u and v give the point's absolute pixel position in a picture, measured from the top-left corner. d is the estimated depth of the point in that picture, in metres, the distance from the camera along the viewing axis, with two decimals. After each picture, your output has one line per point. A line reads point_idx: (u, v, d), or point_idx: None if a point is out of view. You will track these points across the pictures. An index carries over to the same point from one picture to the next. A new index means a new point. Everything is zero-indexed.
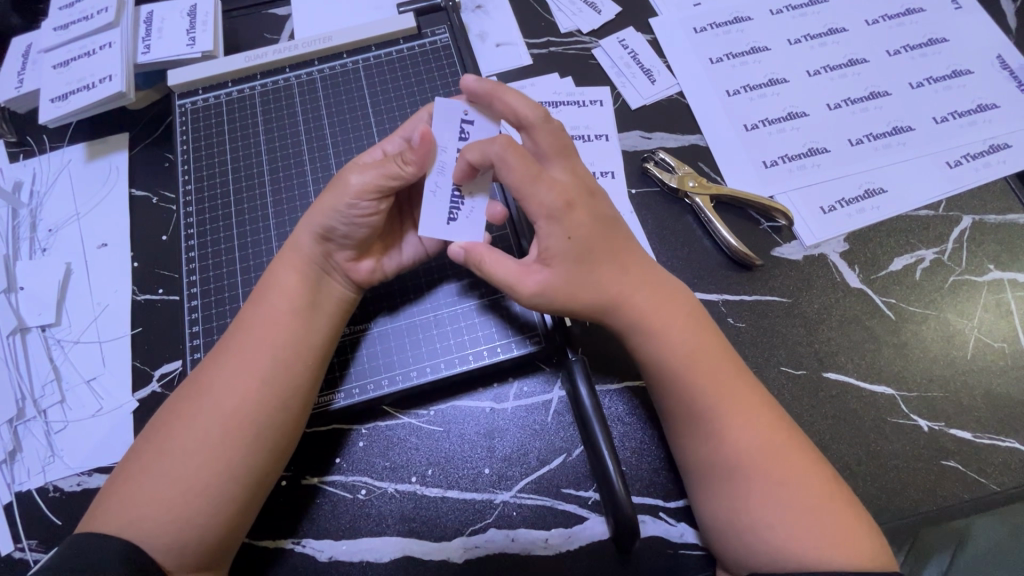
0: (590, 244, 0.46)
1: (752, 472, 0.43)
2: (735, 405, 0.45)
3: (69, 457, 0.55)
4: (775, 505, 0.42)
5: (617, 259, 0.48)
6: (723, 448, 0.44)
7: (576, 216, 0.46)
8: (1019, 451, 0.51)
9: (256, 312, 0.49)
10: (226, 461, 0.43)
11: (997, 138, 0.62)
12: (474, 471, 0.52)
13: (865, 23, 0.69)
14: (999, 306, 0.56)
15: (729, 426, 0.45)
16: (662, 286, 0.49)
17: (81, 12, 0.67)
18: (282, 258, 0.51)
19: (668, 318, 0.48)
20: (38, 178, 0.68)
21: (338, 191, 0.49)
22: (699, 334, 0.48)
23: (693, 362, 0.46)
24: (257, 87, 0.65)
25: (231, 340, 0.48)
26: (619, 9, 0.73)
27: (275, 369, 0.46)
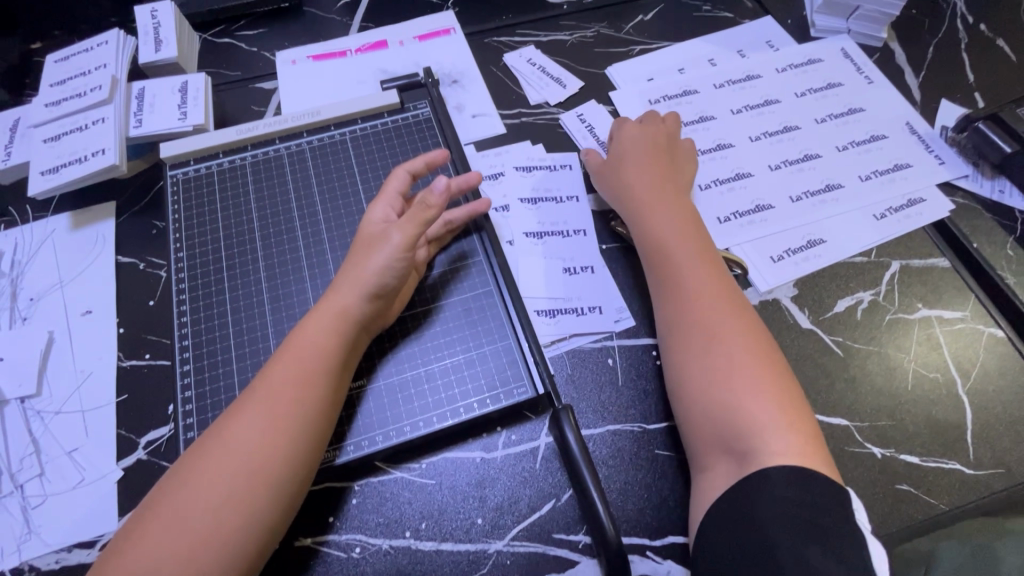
0: (645, 157, 0.68)
1: (710, 336, 0.54)
2: (706, 289, 0.57)
3: (46, 535, 0.53)
4: (725, 366, 0.52)
5: (653, 173, 0.67)
6: (700, 328, 0.55)
7: (646, 144, 0.70)
8: (961, 471, 0.57)
9: (285, 363, 0.51)
10: (248, 515, 0.46)
11: (913, 193, 0.72)
12: (467, 522, 0.54)
13: (794, 95, 0.80)
14: (930, 340, 0.63)
15: (700, 301, 0.56)
16: (673, 217, 0.63)
17: (75, 90, 0.70)
18: (319, 306, 0.54)
19: (677, 231, 0.62)
20: (20, 248, 0.69)
21: (383, 247, 0.55)
22: (693, 239, 0.61)
23: (690, 266, 0.59)
24: (248, 157, 0.69)
25: (259, 391, 0.50)
26: (581, 83, 0.81)
27: (303, 424, 0.49)
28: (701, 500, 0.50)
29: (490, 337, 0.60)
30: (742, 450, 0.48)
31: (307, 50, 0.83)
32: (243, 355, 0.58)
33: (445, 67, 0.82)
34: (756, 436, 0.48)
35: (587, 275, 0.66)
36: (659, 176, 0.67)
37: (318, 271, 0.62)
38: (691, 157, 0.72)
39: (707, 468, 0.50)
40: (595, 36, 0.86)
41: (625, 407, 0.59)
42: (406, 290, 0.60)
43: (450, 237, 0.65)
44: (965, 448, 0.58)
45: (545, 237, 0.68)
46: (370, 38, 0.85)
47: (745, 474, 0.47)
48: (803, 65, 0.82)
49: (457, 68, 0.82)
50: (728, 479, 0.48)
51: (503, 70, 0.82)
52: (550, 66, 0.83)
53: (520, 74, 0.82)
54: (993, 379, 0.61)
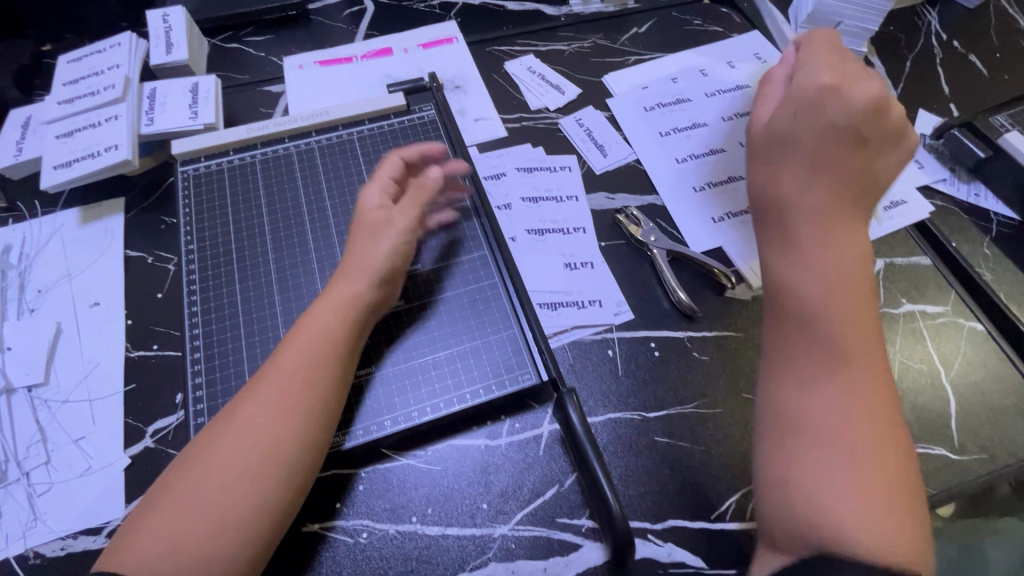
0: (812, 151, 0.58)
1: (841, 398, 0.48)
2: (850, 341, 0.50)
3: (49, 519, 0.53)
4: (840, 433, 0.47)
5: (806, 175, 0.58)
6: (824, 384, 0.49)
7: (815, 131, 0.59)
8: (946, 457, 0.59)
9: (292, 349, 0.52)
10: (260, 498, 0.46)
11: (896, 195, 0.76)
12: (473, 507, 0.55)
13: None
14: (914, 333, 0.66)
15: (841, 355, 0.49)
16: (819, 257, 0.54)
17: (87, 89, 0.72)
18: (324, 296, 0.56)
19: (830, 275, 0.52)
20: (29, 242, 0.70)
21: (388, 236, 0.59)
22: (848, 282, 0.52)
23: (839, 322, 0.50)
24: (257, 155, 0.71)
25: (267, 375, 0.51)
26: (579, 90, 0.85)
27: (309, 406, 0.50)
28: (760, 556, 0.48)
29: (496, 326, 0.62)
30: (812, 521, 0.44)
31: (314, 55, 0.86)
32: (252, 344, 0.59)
33: (448, 73, 0.85)
34: (831, 518, 0.44)
35: (587, 270, 0.69)
36: (801, 183, 0.57)
37: (327, 264, 0.63)
38: (861, 158, 0.58)
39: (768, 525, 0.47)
40: (592, 46, 0.90)
41: (625, 396, 0.61)
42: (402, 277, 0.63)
43: (455, 232, 0.67)
44: (950, 435, 0.60)
45: (546, 234, 0.71)
46: (375, 45, 0.88)
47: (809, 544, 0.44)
48: None
49: (460, 74, 0.85)
50: (795, 547, 0.45)
51: (504, 77, 0.86)
52: (549, 74, 0.86)
53: (520, 81, 0.85)
54: (975, 371, 0.64)
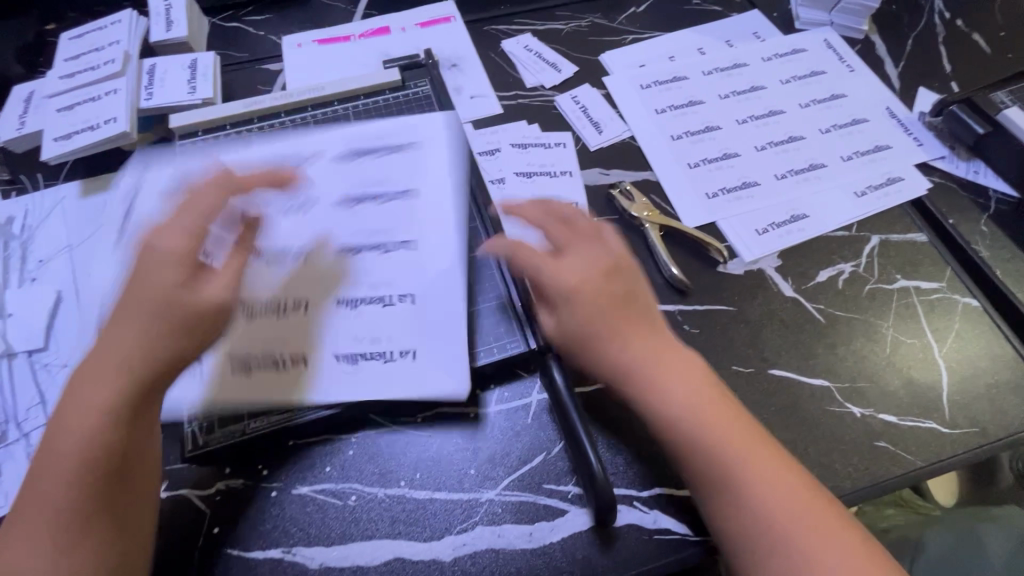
0: (614, 323, 0.50)
1: (772, 518, 0.45)
2: (748, 456, 0.47)
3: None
4: (799, 548, 0.44)
5: (672, 389, 0.49)
6: (761, 517, 0.45)
7: (609, 286, 0.52)
8: (937, 430, 0.59)
9: (48, 459, 0.43)
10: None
11: (892, 172, 0.75)
12: (461, 473, 0.56)
13: (780, 82, 0.83)
14: (907, 308, 0.66)
15: (753, 483, 0.46)
16: (689, 402, 0.48)
17: (88, 64, 0.74)
18: (117, 322, 0.46)
19: (696, 397, 0.49)
20: (32, 213, 0.71)
21: (172, 270, 0.47)
22: (713, 402, 0.49)
23: (721, 439, 0.47)
24: (254, 129, 0.72)
25: (28, 494, 0.44)
26: (575, 68, 0.85)
27: (76, 528, 0.43)
28: None
29: (485, 296, 0.62)
30: None
31: (312, 34, 0.87)
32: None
33: (444, 51, 0.86)
34: None
35: None
36: (709, 436, 0.47)
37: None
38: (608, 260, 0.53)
39: None
40: (589, 25, 0.90)
41: None
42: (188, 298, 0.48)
43: None
44: (941, 409, 0.60)
45: None
46: (373, 24, 0.88)
47: None
48: (788, 55, 0.86)
49: (456, 53, 0.85)
50: None
51: (500, 55, 0.86)
52: (545, 52, 0.86)
53: (516, 59, 0.85)
54: (967, 347, 0.64)
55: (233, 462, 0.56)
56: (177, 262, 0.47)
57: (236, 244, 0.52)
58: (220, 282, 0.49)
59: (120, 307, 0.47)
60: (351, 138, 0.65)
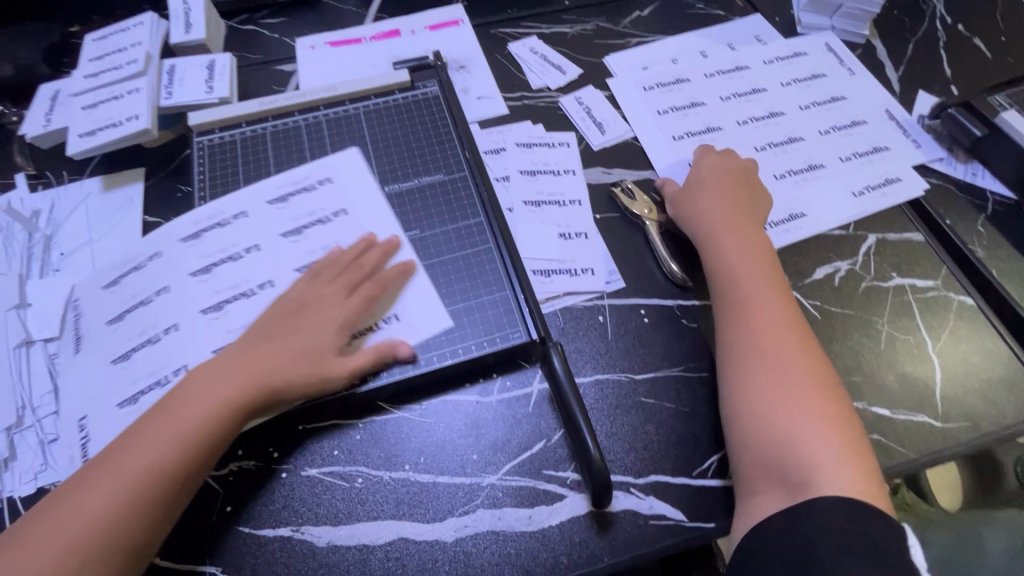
0: (728, 202, 0.68)
1: (783, 373, 0.55)
2: (779, 333, 0.57)
3: (68, 446, 0.56)
4: (790, 404, 0.53)
5: (742, 256, 0.64)
6: (776, 371, 0.55)
7: (734, 196, 0.69)
8: (930, 424, 0.60)
9: (200, 390, 0.53)
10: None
11: (890, 173, 0.76)
12: (463, 457, 0.58)
13: (780, 84, 0.85)
14: (902, 305, 0.67)
15: (775, 351, 0.56)
16: (744, 270, 0.62)
17: (111, 64, 0.77)
18: (268, 330, 0.58)
19: (759, 286, 0.61)
20: (57, 207, 0.74)
21: (330, 322, 0.58)
22: (776, 285, 0.62)
23: (764, 319, 0.59)
24: (269, 127, 0.75)
25: (157, 420, 0.52)
26: (580, 70, 0.87)
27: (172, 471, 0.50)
28: (742, 519, 0.52)
29: (490, 288, 0.64)
30: (794, 483, 0.50)
31: (325, 37, 0.89)
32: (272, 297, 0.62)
33: (453, 54, 0.88)
34: (809, 472, 0.50)
35: (581, 240, 0.71)
36: (762, 298, 0.60)
37: (347, 225, 0.67)
38: (765, 197, 0.71)
39: (755, 493, 0.52)
40: (594, 29, 0.92)
41: (613, 358, 0.63)
42: (306, 335, 0.57)
43: (454, 202, 0.70)
44: (934, 404, 0.61)
45: (543, 206, 0.73)
46: (384, 27, 0.91)
47: (794, 503, 0.49)
48: (789, 58, 0.88)
49: (464, 55, 0.88)
50: (777, 504, 0.50)
51: (507, 57, 0.88)
52: (551, 55, 0.88)
53: (523, 61, 0.87)
54: (961, 344, 0.65)
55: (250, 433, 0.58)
56: (327, 324, 0.58)
57: (355, 288, 0.61)
58: (360, 363, 0.57)
59: (281, 326, 0.58)
60: (360, 169, 0.71)
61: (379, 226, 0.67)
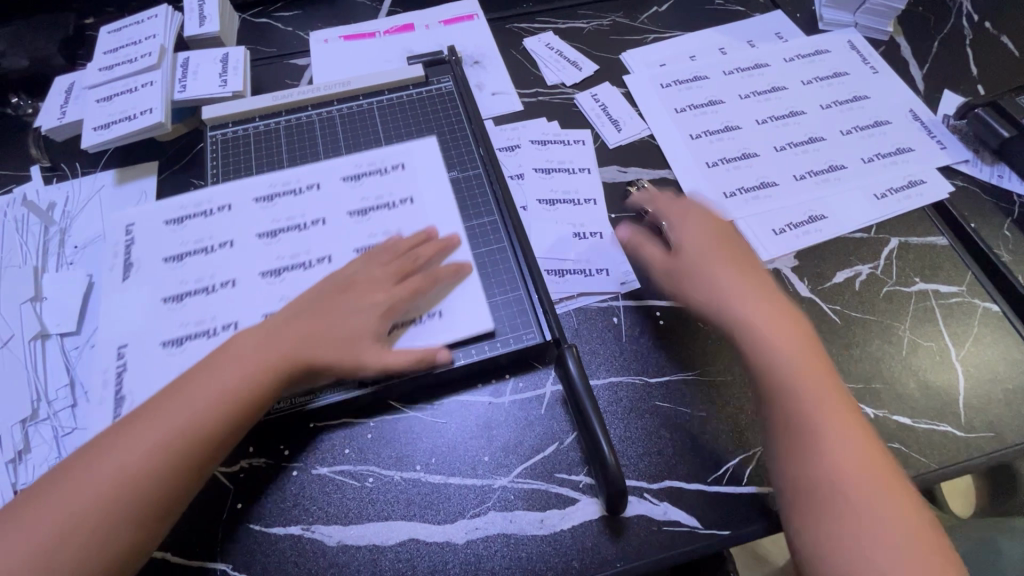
0: (728, 262, 0.61)
1: (848, 484, 0.49)
2: (836, 428, 0.51)
3: (104, 367, 0.57)
4: (870, 521, 0.48)
5: (777, 335, 0.56)
6: (837, 477, 0.50)
7: (728, 255, 0.62)
8: (953, 433, 0.59)
9: (235, 364, 0.52)
10: (91, 543, 0.45)
11: (914, 175, 0.74)
12: (475, 459, 0.57)
13: (801, 82, 0.83)
14: (925, 311, 0.66)
15: (830, 446, 0.51)
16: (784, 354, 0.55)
17: (126, 57, 0.77)
18: (310, 308, 0.56)
19: (799, 356, 0.55)
20: (71, 200, 0.74)
21: (372, 305, 0.56)
22: (815, 362, 0.55)
23: (810, 392, 0.53)
24: (282, 122, 0.74)
25: (191, 389, 0.51)
26: (596, 67, 0.85)
27: (197, 446, 0.49)
28: None
29: (504, 288, 0.64)
30: None
31: (339, 31, 0.89)
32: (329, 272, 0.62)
33: (467, 49, 0.87)
34: None
35: (596, 240, 0.70)
36: (811, 393, 0.53)
37: (411, 214, 0.66)
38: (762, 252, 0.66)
39: None
40: (611, 24, 0.91)
41: (627, 361, 0.62)
42: (348, 318, 0.55)
43: (467, 200, 0.69)
44: (957, 413, 0.60)
45: (557, 205, 0.72)
46: (398, 21, 0.90)
47: None
48: (810, 55, 0.86)
49: (479, 50, 0.87)
50: None
51: (522, 52, 0.87)
52: (567, 51, 0.87)
53: (538, 57, 0.86)
54: (986, 351, 0.63)
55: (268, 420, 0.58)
56: (368, 308, 0.56)
57: (404, 274, 0.59)
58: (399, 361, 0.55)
59: (323, 304, 0.56)
60: (437, 158, 0.69)
61: (444, 215, 0.66)
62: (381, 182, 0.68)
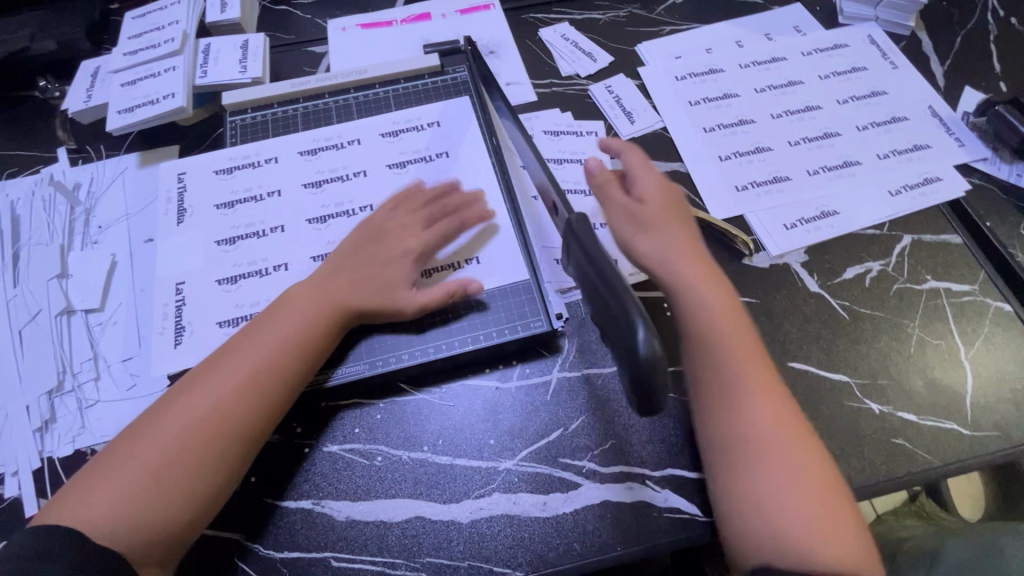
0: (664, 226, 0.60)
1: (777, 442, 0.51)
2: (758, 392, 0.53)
3: (164, 302, 0.63)
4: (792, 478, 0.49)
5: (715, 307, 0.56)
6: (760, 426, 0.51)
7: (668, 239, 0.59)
8: (958, 431, 0.59)
9: (284, 322, 0.56)
10: (186, 479, 0.49)
11: (930, 172, 0.74)
12: (481, 441, 0.58)
13: (818, 77, 0.82)
14: (936, 310, 0.65)
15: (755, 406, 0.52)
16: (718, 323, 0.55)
17: (149, 42, 0.78)
18: (355, 254, 0.62)
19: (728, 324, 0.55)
20: (95, 181, 0.76)
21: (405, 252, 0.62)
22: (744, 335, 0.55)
23: (742, 361, 0.54)
24: (299, 109, 0.76)
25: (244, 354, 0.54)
26: (611, 58, 0.85)
27: (264, 396, 0.53)
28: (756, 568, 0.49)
29: (513, 276, 0.64)
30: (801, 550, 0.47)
31: (356, 19, 0.90)
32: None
33: (483, 38, 0.88)
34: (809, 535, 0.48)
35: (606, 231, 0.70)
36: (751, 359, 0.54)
37: (443, 167, 0.70)
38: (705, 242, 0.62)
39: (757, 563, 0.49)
40: (627, 16, 0.90)
41: None
42: (387, 264, 0.61)
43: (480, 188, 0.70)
44: (964, 411, 0.60)
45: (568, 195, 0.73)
46: (415, 10, 0.90)
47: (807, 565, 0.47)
48: (829, 49, 0.85)
49: (494, 40, 0.87)
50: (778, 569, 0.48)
51: (537, 43, 0.87)
52: (582, 42, 0.87)
53: (553, 47, 0.86)
54: (997, 351, 0.63)
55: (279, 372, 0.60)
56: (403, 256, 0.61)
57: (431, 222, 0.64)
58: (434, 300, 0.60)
59: (366, 250, 0.62)
60: (470, 117, 0.74)
61: (476, 170, 0.70)
62: (415, 139, 0.73)
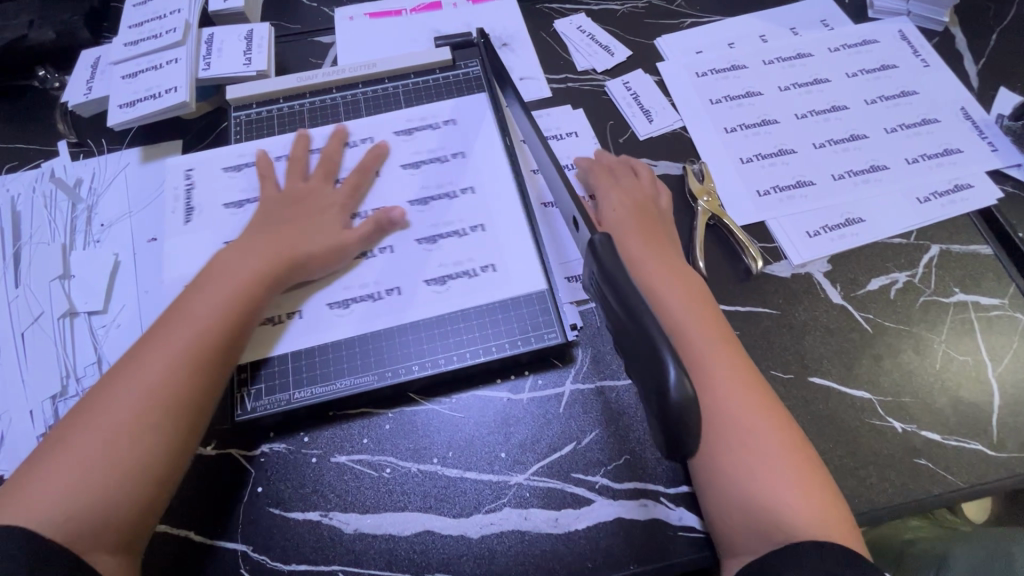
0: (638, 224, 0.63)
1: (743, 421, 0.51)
2: (725, 377, 0.53)
3: None
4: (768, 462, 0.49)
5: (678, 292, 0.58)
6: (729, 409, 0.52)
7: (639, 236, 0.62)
8: (983, 452, 0.57)
9: (214, 293, 0.54)
10: (128, 461, 0.46)
11: (960, 179, 0.71)
12: (492, 454, 0.57)
13: (845, 75, 0.79)
14: (964, 324, 0.63)
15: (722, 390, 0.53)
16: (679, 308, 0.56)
17: (151, 32, 0.76)
18: (274, 222, 0.61)
19: (694, 312, 0.56)
20: (97, 177, 0.74)
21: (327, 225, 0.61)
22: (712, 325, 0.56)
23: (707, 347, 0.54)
24: (306, 104, 0.73)
25: (177, 328, 0.52)
26: (629, 52, 0.82)
27: (203, 369, 0.51)
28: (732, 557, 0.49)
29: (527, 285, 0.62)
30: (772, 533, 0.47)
31: (364, 7, 0.86)
32: (396, 305, 0.61)
33: (496, 30, 0.84)
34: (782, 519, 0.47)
35: None
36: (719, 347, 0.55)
37: (456, 168, 0.68)
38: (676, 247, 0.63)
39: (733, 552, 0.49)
40: (646, 7, 0.87)
41: None
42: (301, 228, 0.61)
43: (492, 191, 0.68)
44: (990, 431, 0.58)
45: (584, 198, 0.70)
46: None
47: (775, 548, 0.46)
48: (857, 46, 0.81)
49: (507, 32, 0.84)
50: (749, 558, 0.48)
51: (552, 35, 0.84)
52: (599, 34, 0.84)
53: (569, 40, 0.83)
54: None
55: (257, 364, 0.59)
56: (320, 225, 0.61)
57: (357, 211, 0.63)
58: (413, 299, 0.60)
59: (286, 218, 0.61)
60: (484, 114, 0.71)
61: (489, 171, 0.68)
62: (426, 137, 0.70)
